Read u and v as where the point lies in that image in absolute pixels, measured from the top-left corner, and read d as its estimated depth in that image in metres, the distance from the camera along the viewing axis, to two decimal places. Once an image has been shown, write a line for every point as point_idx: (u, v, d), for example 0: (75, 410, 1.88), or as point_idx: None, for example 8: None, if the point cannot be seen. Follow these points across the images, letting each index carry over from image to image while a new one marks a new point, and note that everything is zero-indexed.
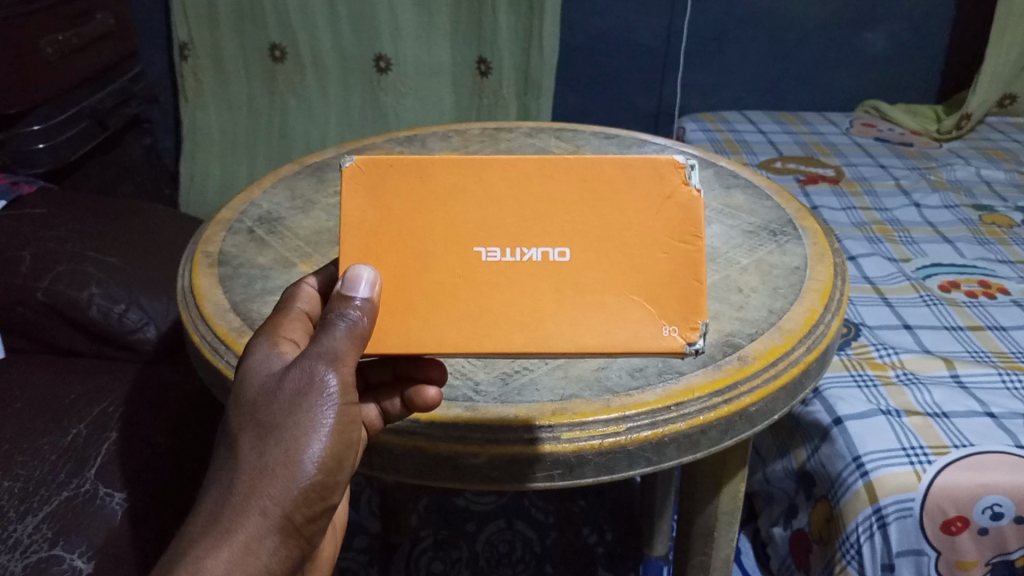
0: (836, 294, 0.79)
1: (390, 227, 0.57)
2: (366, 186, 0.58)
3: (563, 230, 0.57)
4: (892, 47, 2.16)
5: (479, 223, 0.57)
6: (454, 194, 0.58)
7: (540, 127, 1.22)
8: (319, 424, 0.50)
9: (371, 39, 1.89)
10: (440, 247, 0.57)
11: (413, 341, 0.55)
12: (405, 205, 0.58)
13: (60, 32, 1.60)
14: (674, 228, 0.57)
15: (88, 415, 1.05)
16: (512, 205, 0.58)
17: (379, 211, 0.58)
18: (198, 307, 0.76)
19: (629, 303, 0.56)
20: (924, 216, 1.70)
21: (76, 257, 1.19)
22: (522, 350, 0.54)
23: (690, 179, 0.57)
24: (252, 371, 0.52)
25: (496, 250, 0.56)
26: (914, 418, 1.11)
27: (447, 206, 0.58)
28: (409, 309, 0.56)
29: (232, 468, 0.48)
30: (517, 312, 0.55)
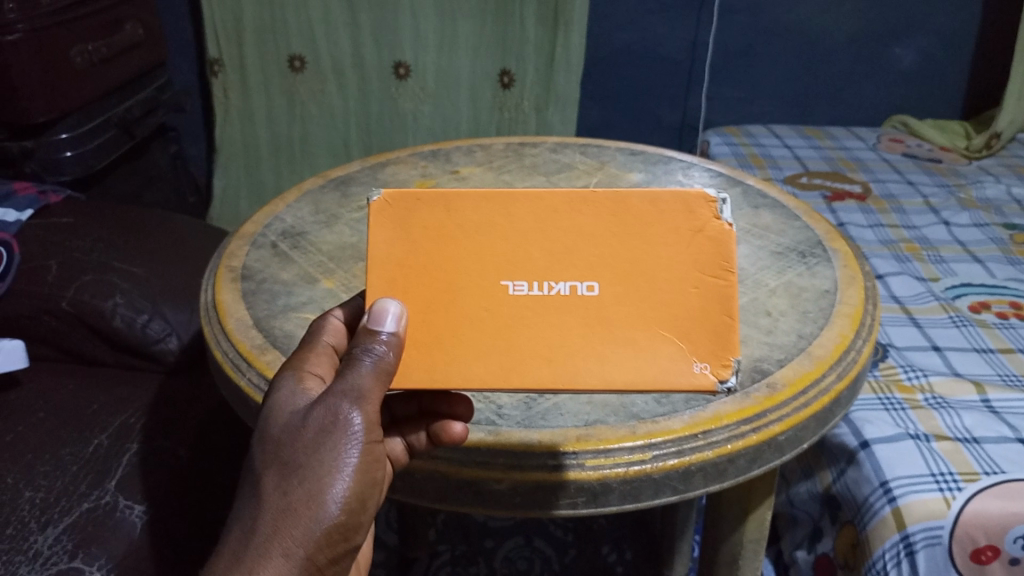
0: (867, 319, 0.77)
1: (417, 259, 0.57)
2: (394, 219, 0.58)
3: (592, 264, 0.56)
4: (921, 62, 2.14)
5: (506, 255, 0.56)
6: (481, 227, 0.57)
7: (565, 143, 1.21)
8: (343, 463, 0.51)
9: (393, 48, 1.89)
10: (467, 279, 0.56)
11: (440, 375, 0.54)
12: (432, 237, 0.57)
13: (89, 42, 1.61)
14: (705, 262, 0.56)
15: (110, 426, 1.05)
16: (539, 238, 0.57)
17: (405, 244, 0.57)
18: (221, 323, 0.76)
19: (658, 338, 0.55)
20: (953, 235, 1.67)
21: (101, 267, 1.19)
22: (549, 387, 0.54)
23: (721, 213, 0.56)
24: (278, 407, 0.53)
25: (523, 284, 0.56)
26: (943, 444, 1.08)
27: (474, 239, 0.57)
28: (435, 341, 0.55)
29: (256, 507, 0.49)
30: (543, 348, 0.55)
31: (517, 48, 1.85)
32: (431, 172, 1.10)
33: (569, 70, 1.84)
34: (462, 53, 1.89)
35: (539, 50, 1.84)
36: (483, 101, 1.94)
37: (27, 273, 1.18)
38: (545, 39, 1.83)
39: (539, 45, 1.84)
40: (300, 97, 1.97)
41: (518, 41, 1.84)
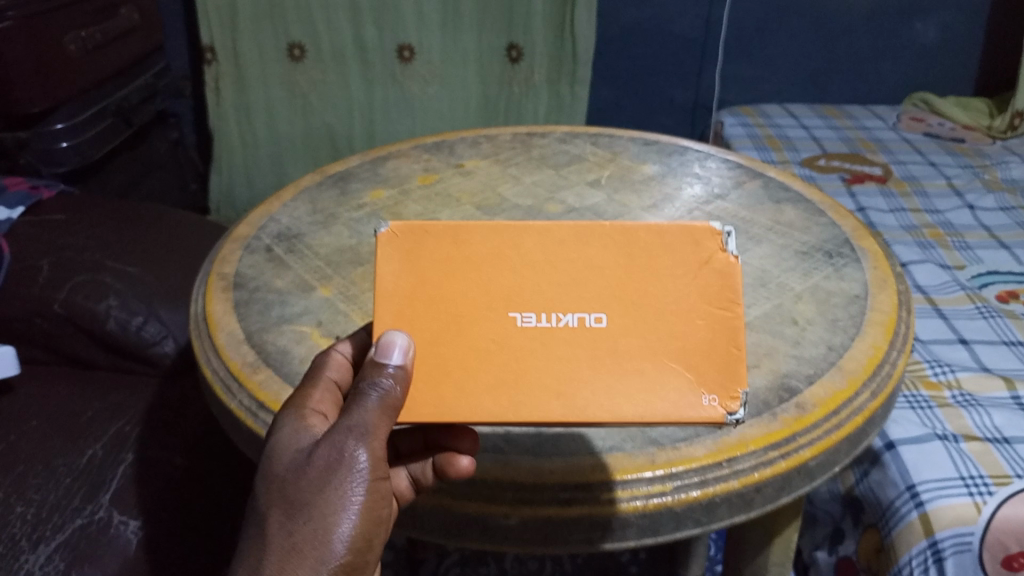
0: (901, 328, 0.72)
1: (423, 292, 0.53)
2: (402, 251, 0.54)
3: (601, 295, 0.52)
4: (943, 38, 2.06)
5: (513, 287, 0.52)
6: (488, 257, 0.53)
7: (575, 132, 1.15)
8: (348, 502, 0.46)
9: (395, 29, 1.83)
10: (473, 310, 0.52)
11: (446, 412, 0.50)
12: (439, 269, 0.53)
13: (83, 28, 1.56)
14: (711, 294, 0.52)
15: (104, 434, 1.01)
16: (546, 268, 0.53)
17: (412, 276, 0.53)
18: (211, 338, 0.72)
19: (670, 373, 0.51)
20: (978, 219, 1.60)
21: (94, 266, 1.15)
22: (559, 422, 0.49)
23: (726, 245, 0.52)
24: (280, 445, 0.48)
25: (531, 315, 0.52)
26: (973, 445, 1.03)
27: (482, 271, 0.53)
28: (444, 375, 0.51)
29: (260, 548, 0.45)
30: (555, 382, 0.51)
31: (524, 20, 1.78)
32: (434, 166, 1.05)
33: (581, 46, 1.77)
34: (466, 28, 1.82)
35: (546, 24, 1.78)
36: (490, 76, 1.88)
37: (19, 274, 1.14)
38: (552, 13, 1.77)
39: (547, 18, 1.78)
40: (302, 87, 1.91)
41: (524, 13, 1.77)
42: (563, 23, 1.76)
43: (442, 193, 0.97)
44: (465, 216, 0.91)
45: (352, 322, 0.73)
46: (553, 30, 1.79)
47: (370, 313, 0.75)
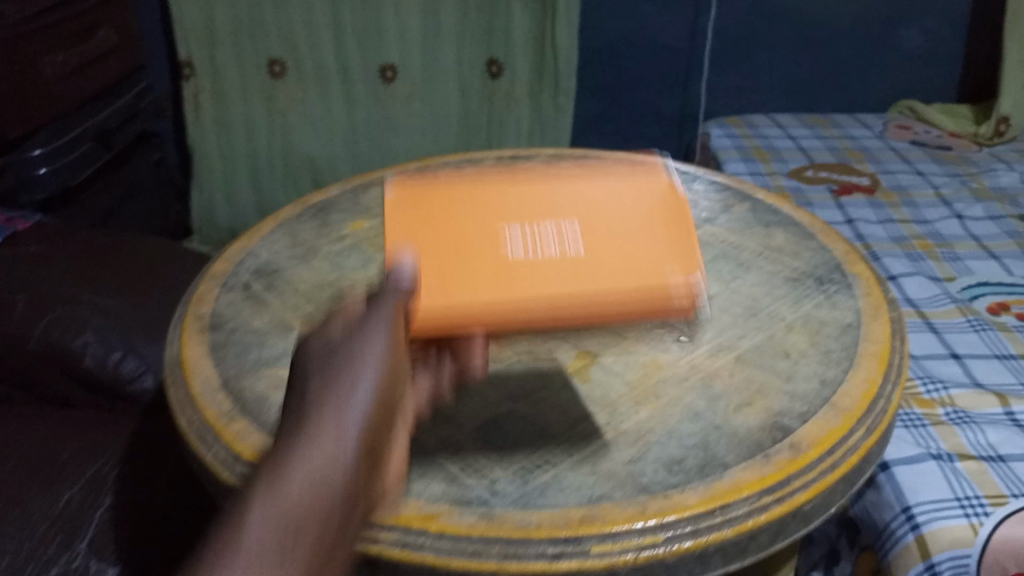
0: (895, 358, 0.70)
1: (449, 244, 0.66)
2: (431, 224, 0.69)
3: (567, 240, 0.67)
4: (928, 46, 2.06)
5: (520, 237, 0.67)
6: (497, 226, 0.69)
7: (560, 155, 1.14)
8: (372, 373, 0.49)
9: (377, 48, 1.81)
10: (486, 252, 0.65)
11: (456, 303, 0.60)
12: (462, 232, 0.68)
13: (62, 51, 1.51)
14: (671, 223, 0.67)
15: (82, 476, 0.99)
16: (544, 224, 0.68)
17: (440, 235, 0.67)
18: (186, 385, 0.69)
19: (636, 265, 0.62)
20: (967, 229, 1.59)
21: (71, 300, 1.13)
22: (557, 316, 0.58)
23: (679, 189, 0.72)
24: (306, 348, 0.52)
25: (535, 253, 0.65)
26: (968, 464, 1.01)
27: (495, 231, 0.68)
28: (465, 287, 0.61)
29: (294, 418, 0.47)
30: (545, 286, 0.61)
31: (505, 35, 1.78)
32: None
33: (565, 61, 1.75)
34: (447, 47, 1.81)
35: (527, 39, 1.78)
36: (472, 92, 1.87)
37: None
38: (532, 27, 1.76)
39: (527, 33, 1.77)
40: (282, 105, 1.88)
41: (504, 29, 1.77)
42: (545, 38, 1.76)
43: None
44: None
45: None
46: (535, 44, 1.78)
47: None
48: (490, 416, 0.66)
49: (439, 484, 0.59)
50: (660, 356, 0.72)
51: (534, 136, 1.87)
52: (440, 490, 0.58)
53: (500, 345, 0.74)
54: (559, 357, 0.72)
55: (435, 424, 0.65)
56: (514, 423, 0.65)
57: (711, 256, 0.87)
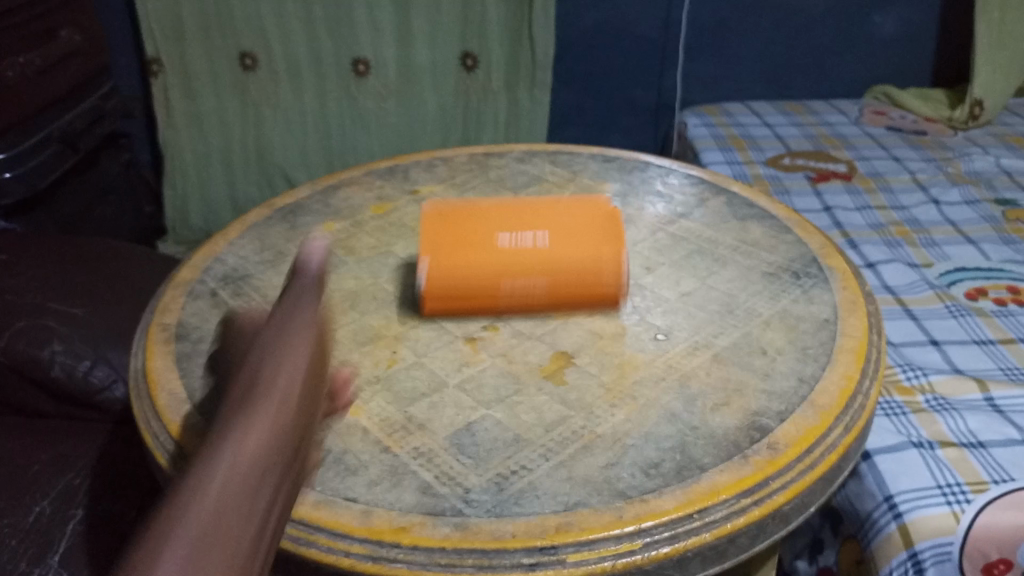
0: (873, 354, 0.70)
1: (453, 215, 0.79)
2: (440, 203, 0.81)
3: (546, 224, 0.77)
4: (902, 31, 2.05)
5: (507, 213, 0.80)
6: (489, 205, 0.82)
7: (533, 151, 1.12)
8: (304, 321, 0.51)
9: (349, 41, 1.77)
10: (481, 221, 0.78)
11: (468, 268, 0.74)
12: (462, 207, 0.81)
13: (21, 54, 1.46)
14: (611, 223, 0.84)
15: (53, 489, 0.96)
16: (524, 206, 0.82)
17: (444, 213, 0.79)
18: (150, 398, 0.67)
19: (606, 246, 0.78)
20: (944, 214, 1.60)
21: (36, 310, 1.10)
22: (540, 273, 0.74)
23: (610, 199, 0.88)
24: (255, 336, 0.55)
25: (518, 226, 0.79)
26: (949, 451, 0.99)
27: (488, 207, 0.81)
28: (467, 252, 0.75)
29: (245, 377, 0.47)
30: (521, 268, 0.74)
31: (479, 27, 1.75)
32: (388, 193, 1.01)
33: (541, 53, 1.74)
34: (419, 42, 1.77)
35: (502, 33, 1.76)
36: (445, 88, 1.83)
37: None
38: (507, 17, 1.74)
39: (501, 23, 1.75)
40: (254, 98, 1.84)
41: (479, 20, 1.74)
42: (522, 28, 1.74)
43: (397, 223, 0.94)
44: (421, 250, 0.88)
45: None
46: (510, 36, 1.76)
47: None
48: (464, 420, 0.64)
49: (411, 494, 0.57)
50: (636, 356, 0.71)
51: (510, 129, 1.85)
52: (413, 500, 0.56)
53: (473, 347, 0.73)
54: (534, 359, 0.71)
55: (407, 432, 0.63)
56: (489, 428, 0.63)
57: (687, 251, 0.86)
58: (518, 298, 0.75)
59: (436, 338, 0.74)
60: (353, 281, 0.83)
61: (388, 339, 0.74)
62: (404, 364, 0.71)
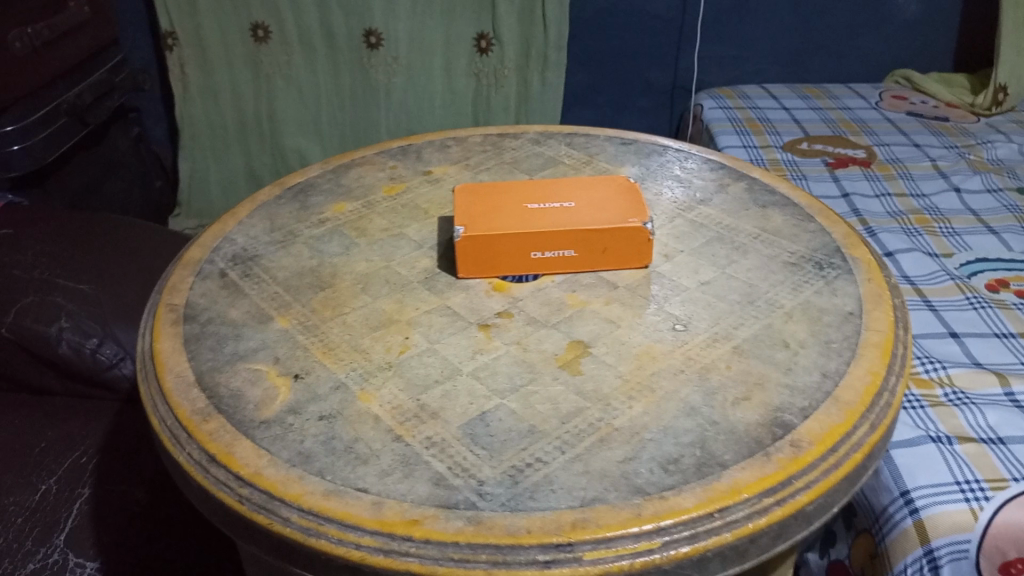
0: (899, 349, 0.68)
1: (479, 194, 0.84)
2: (469, 186, 0.86)
3: (572, 194, 0.84)
4: (926, 13, 2.00)
5: (531, 192, 0.85)
6: (514, 186, 0.86)
7: (549, 132, 1.10)
8: None
9: (361, 12, 1.71)
10: (506, 199, 0.83)
11: (487, 231, 0.77)
12: (488, 188, 0.86)
13: (30, 25, 1.43)
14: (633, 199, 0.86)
15: (60, 467, 0.95)
16: (547, 185, 0.86)
17: (474, 194, 0.84)
18: (157, 381, 0.66)
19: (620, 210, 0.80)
20: (964, 203, 1.57)
21: (44, 286, 1.09)
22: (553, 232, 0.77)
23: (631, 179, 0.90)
24: None
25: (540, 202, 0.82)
26: (968, 446, 0.97)
27: (513, 187, 0.86)
28: (488, 220, 0.79)
29: None
30: (553, 221, 0.78)
31: (492, 7, 1.70)
32: (400, 174, 0.99)
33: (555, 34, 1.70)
34: (433, 17, 1.73)
35: (512, 10, 1.70)
36: (457, 70, 1.80)
37: None
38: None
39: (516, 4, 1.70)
40: (266, 70, 1.78)
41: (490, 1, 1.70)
42: (534, 9, 1.69)
43: (409, 204, 0.92)
44: (433, 233, 0.87)
45: (311, 357, 0.68)
46: (524, 14, 1.71)
47: (332, 347, 0.70)
48: (477, 409, 0.63)
49: (423, 485, 0.55)
50: (654, 346, 0.69)
51: (520, 111, 1.83)
52: (425, 492, 0.55)
53: (487, 334, 0.71)
54: (549, 348, 0.69)
55: (419, 421, 0.61)
56: (503, 418, 0.62)
57: (706, 239, 0.84)
58: (554, 254, 0.79)
59: (449, 323, 0.73)
60: (364, 263, 0.82)
61: (400, 324, 0.73)
62: (416, 350, 0.69)
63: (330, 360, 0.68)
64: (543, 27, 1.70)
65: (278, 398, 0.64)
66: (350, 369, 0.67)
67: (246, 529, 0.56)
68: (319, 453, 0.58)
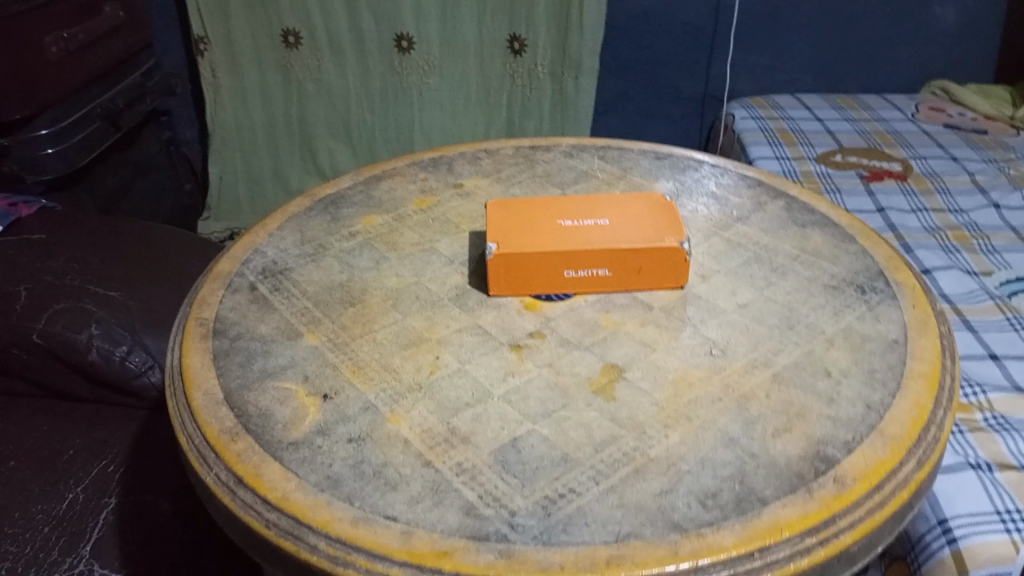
0: (946, 380, 0.65)
1: (511, 209, 0.83)
2: (500, 201, 0.85)
3: (606, 211, 0.82)
4: (965, 23, 1.95)
5: (563, 208, 0.83)
6: (546, 201, 0.84)
7: (582, 145, 1.08)
8: None
9: (392, 17, 1.70)
10: (538, 216, 0.82)
11: (518, 249, 0.76)
12: (520, 203, 0.84)
13: (64, 29, 1.44)
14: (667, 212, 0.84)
15: (87, 476, 0.95)
16: (579, 201, 0.84)
17: (504, 209, 0.83)
18: (186, 398, 0.65)
19: (653, 228, 0.78)
20: (1005, 219, 1.52)
21: (75, 293, 1.09)
22: (586, 251, 0.75)
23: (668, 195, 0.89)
24: None
25: (571, 219, 0.81)
26: (1009, 475, 0.92)
27: (545, 202, 0.84)
28: (520, 238, 0.78)
29: None
30: (585, 239, 0.77)
31: (527, 10, 1.66)
32: (432, 186, 0.98)
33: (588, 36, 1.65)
34: (467, 20, 1.70)
35: (550, 14, 1.66)
36: (491, 71, 1.76)
37: None
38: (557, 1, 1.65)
39: (551, 9, 1.66)
40: (297, 74, 1.79)
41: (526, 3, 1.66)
42: (569, 12, 1.64)
43: (441, 218, 0.91)
44: (465, 248, 0.86)
45: (341, 377, 0.67)
46: (559, 18, 1.67)
47: (362, 366, 0.69)
48: (509, 435, 0.61)
49: (454, 515, 0.54)
50: (691, 371, 0.67)
51: (555, 117, 1.78)
52: (455, 522, 0.54)
53: (519, 355, 0.70)
54: (582, 371, 0.68)
55: (450, 446, 0.60)
56: (535, 445, 0.60)
57: (743, 259, 0.82)
58: (587, 272, 0.77)
59: (481, 343, 0.71)
60: (394, 279, 0.81)
61: (431, 343, 0.71)
62: (447, 371, 0.68)
63: (359, 379, 0.67)
64: (578, 33, 1.66)
65: (307, 418, 0.63)
66: (379, 390, 0.66)
67: (272, 554, 0.55)
68: (348, 477, 0.57)
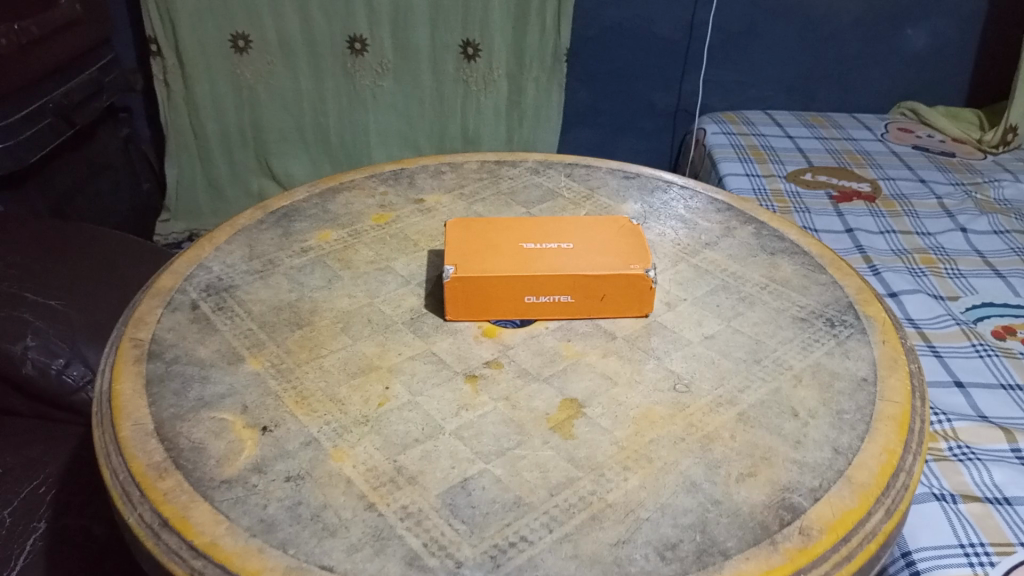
0: (916, 423, 0.63)
1: (474, 230, 0.79)
2: (463, 222, 0.81)
3: (569, 234, 0.79)
4: (935, 47, 1.96)
5: (526, 230, 0.80)
6: (508, 222, 0.81)
7: (549, 161, 1.05)
8: None
9: (344, 18, 1.65)
10: (499, 238, 0.78)
11: (478, 272, 0.72)
12: (483, 223, 0.81)
13: (17, 21, 1.37)
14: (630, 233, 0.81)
15: (15, 498, 0.90)
16: (543, 223, 0.81)
17: (466, 229, 0.79)
18: (113, 428, 0.61)
19: (616, 255, 0.75)
20: (971, 244, 1.52)
21: (11, 300, 1.03)
22: (547, 276, 0.72)
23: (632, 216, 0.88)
24: None
25: (532, 243, 0.77)
26: (972, 506, 0.90)
27: (507, 223, 0.81)
28: (480, 260, 0.74)
29: None
30: (547, 265, 0.73)
31: (481, 14, 1.64)
32: (391, 201, 0.94)
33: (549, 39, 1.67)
34: (419, 24, 1.66)
35: (505, 15, 1.65)
36: (445, 75, 1.73)
37: None
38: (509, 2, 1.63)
39: (504, 10, 1.64)
40: (248, 79, 1.72)
41: (480, 7, 1.64)
42: (528, 10, 1.63)
43: (398, 235, 0.87)
44: (422, 267, 0.82)
45: (283, 408, 0.63)
46: (514, 20, 1.66)
47: (306, 396, 0.64)
48: (459, 475, 0.57)
49: (395, 565, 0.50)
50: (653, 408, 0.64)
51: (511, 118, 1.78)
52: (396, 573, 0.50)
53: (474, 387, 0.66)
54: (539, 406, 0.64)
55: (395, 487, 0.56)
56: (486, 487, 0.56)
57: (710, 287, 0.79)
58: (548, 298, 0.74)
59: (434, 372, 0.68)
60: (346, 299, 0.77)
61: (381, 371, 0.67)
62: (397, 403, 0.64)
63: (302, 411, 0.63)
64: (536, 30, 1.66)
65: (243, 452, 0.59)
66: (324, 423, 0.62)
67: None
68: (284, 521, 0.53)
